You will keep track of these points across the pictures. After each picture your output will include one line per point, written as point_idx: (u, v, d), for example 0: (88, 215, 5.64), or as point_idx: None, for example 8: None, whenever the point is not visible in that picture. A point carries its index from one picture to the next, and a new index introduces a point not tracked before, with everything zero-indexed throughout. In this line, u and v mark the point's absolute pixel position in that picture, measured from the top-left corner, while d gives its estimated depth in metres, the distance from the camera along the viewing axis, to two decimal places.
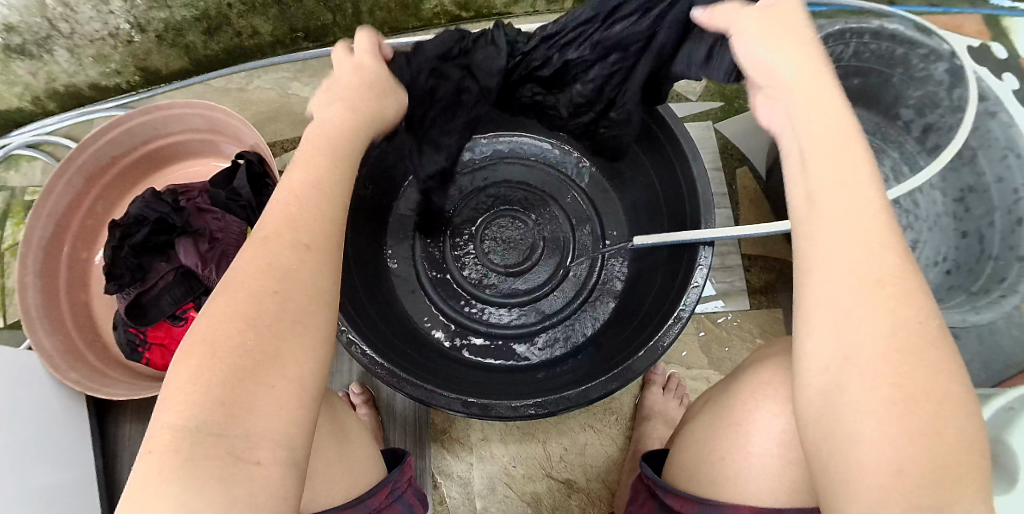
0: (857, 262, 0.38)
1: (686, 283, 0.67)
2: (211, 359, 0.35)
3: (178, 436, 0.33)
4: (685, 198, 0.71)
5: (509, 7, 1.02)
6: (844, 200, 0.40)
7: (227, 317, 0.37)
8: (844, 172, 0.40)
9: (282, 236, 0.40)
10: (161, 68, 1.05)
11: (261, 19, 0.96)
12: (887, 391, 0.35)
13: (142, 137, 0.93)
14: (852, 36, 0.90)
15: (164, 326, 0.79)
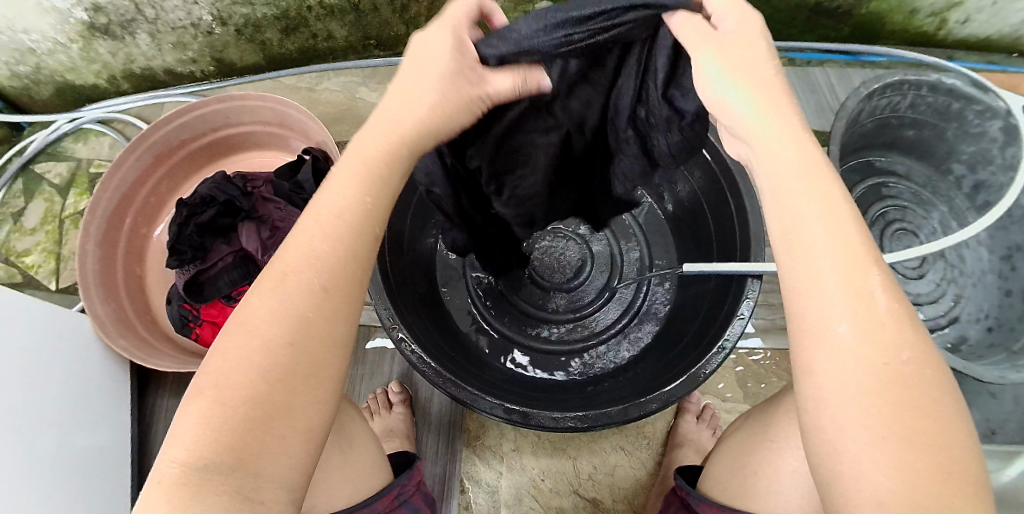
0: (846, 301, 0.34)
1: (732, 312, 0.68)
2: (218, 403, 0.36)
3: (187, 471, 0.35)
4: (736, 231, 0.72)
5: None
6: (831, 246, 0.35)
7: (235, 366, 0.37)
8: (825, 203, 0.36)
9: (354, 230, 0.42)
10: (236, 61, 1.10)
11: (337, 24, 1.01)
12: (874, 416, 0.33)
13: (213, 124, 0.97)
14: (911, 88, 0.86)
15: (217, 305, 0.80)
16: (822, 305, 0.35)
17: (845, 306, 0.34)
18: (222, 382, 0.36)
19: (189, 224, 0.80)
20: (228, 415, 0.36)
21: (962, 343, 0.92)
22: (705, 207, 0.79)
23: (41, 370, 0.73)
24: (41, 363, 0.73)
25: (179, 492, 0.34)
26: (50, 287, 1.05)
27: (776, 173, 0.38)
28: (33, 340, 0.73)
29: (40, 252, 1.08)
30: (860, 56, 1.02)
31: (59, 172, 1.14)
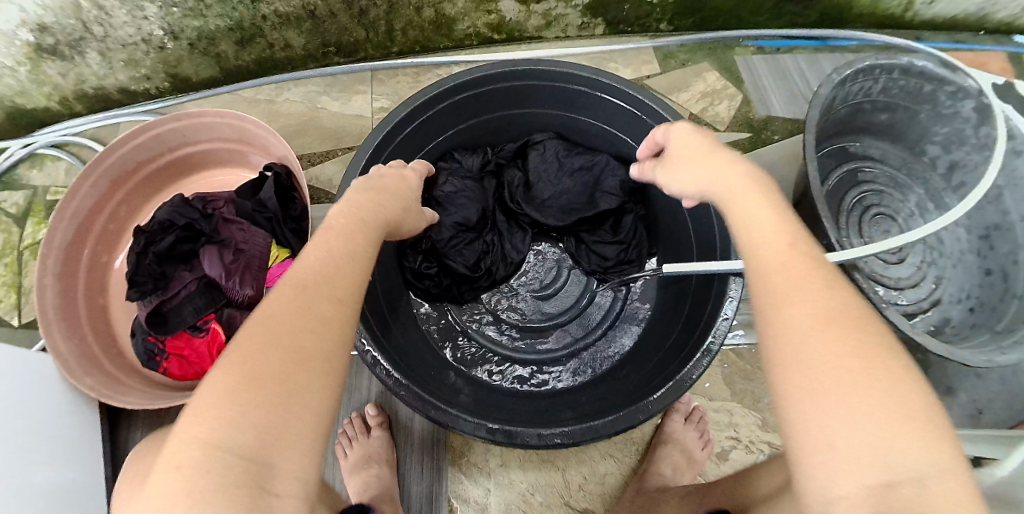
0: (804, 307, 0.37)
1: (715, 314, 0.66)
2: (255, 386, 0.35)
3: (209, 456, 0.32)
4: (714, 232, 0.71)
5: (540, 31, 1.01)
6: (775, 265, 0.41)
7: (271, 352, 0.36)
8: (768, 237, 0.43)
9: (303, 280, 0.41)
10: (191, 76, 1.06)
11: (295, 32, 0.97)
12: (840, 384, 0.34)
13: (170, 144, 0.93)
14: (882, 73, 0.84)
15: (183, 337, 0.74)
16: (788, 310, 0.38)
17: (803, 315, 0.37)
18: (248, 366, 0.35)
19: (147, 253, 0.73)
20: (241, 395, 0.34)
21: (944, 325, 0.91)
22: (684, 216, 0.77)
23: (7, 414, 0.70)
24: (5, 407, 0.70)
25: (179, 477, 0.32)
26: (12, 323, 1.01)
27: (710, 181, 0.52)
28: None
29: None
30: (829, 41, 1.01)
31: (14, 201, 1.08)
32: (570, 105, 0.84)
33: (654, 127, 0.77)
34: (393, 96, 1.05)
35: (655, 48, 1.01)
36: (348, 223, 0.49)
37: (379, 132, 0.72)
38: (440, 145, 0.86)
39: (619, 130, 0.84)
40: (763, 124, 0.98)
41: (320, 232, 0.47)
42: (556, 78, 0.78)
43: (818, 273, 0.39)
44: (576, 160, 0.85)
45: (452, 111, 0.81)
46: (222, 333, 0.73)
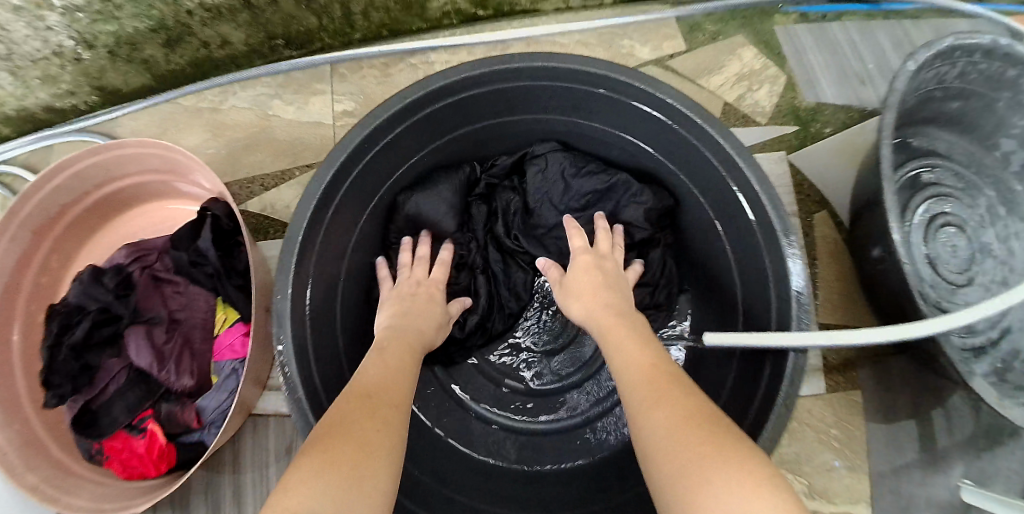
0: (656, 417, 0.42)
1: (774, 394, 0.53)
2: (329, 463, 0.37)
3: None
4: (769, 275, 0.58)
5: (535, 2, 0.80)
6: (637, 394, 0.46)
7: (343, 438, 0.40)
8: (631, 364, 0.50)
9: (371, 382, 0.49)
10: (121, 87, 0.88)
11: (230, 26, 0.78)
12: (694, 466, 0.37)
13: (94, 181, 0.78)
14: (962, 55, 0.68)
15: (120, 439, 0.61)
16: (644, 426, 0.43)
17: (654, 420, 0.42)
18: (322, 456, 0.38)
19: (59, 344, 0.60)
20: (317, 474, 0.36)
21: (1014, 360, 0.75)
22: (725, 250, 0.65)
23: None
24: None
25: None
26: None
27: (605, 319, 0.58)
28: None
29: None
30: (882, 5, 0.81)
31: None
32: (578, 110, 0.67)
33: (687, 139, 0.61)
34: (357, 95, 0.85)
35: (678, 20, 0.81)
36: (400, 340, 0.57)
37: (338, 157, 0.57)
38: (416, 168, 0.70)
39: (637, 139, 0.68)
40: (812, 113, 0.77)
41: (372, 355, 0.54)
42: (562, 76, 0.60)
43: (665, 388, 0.45)
44: (583, 182, 0.72)
45: (429, 125, 0.64)
46: (161, 432, 0.61)
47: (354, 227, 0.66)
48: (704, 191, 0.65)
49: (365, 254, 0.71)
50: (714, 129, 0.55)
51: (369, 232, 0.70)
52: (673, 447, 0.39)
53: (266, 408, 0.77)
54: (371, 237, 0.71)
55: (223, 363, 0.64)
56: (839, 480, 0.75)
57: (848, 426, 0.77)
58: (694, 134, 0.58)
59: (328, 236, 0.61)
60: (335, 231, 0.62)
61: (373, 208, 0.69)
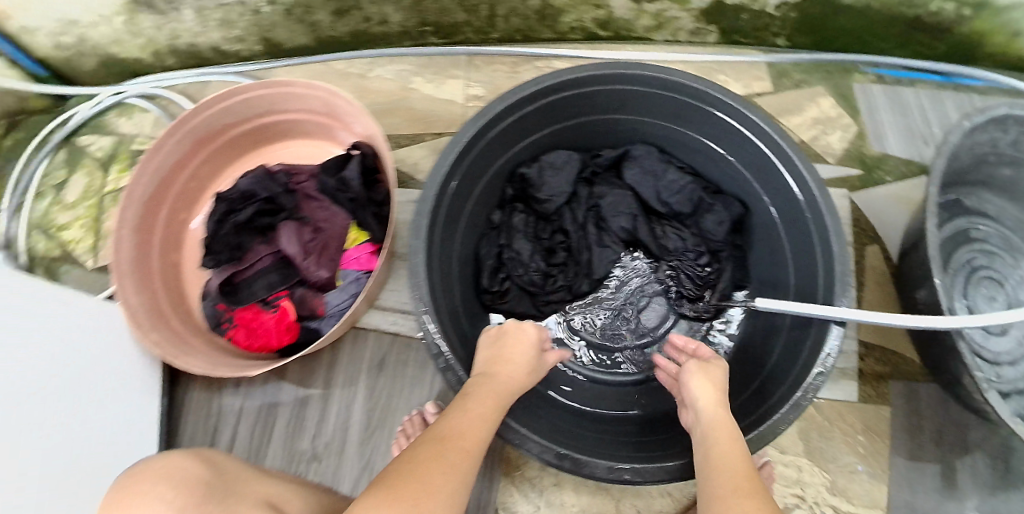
0: (727, 502, 0.46)
1: (808, 365, 0.63)
2: (391, 501, 0.43)
3: None
4: (817, 275, 0.68)
5: (650, 33, 0.91)
6: (710, 481, 0.49)
7: (415, 482, 0.45)
8: (714, 448, 0.53)
9: (450, 429, 0.53)
10: (284, 43, 0.97)
11: (393, 7, 0.87)
12: None
13: (257, 110, 0.90)
14: (1016, 125, 0.74)
15: (253, 310, 0.75)
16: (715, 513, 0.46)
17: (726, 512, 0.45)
18: (391, 494, 0.44)
19: (228, 222, 0.76)
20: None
21: None
22: (786, 247, 0.74)
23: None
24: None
25: None
26: (87, 264, 1.02)
27: (707, 406, 0.58)
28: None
29: (78, 228, 1.03)
30: (954, 78, 0.88)
31: (102, 145, 1.08)
32: (678, 116, 0.76)
33: (769, 155, 0.70)
34: (488, 85, 0.92)
35: (769, 65, 0.93)
36: (485, 386, 0.59)
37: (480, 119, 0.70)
38: (533, 143, 0.79)
39: (718, 145, 0.77)
40: (877, 162, 0.88)
41: (460, 399, 0.57)
42: (666, 81, 0.71)
43: (751, 488, 0.47)
44: (671, 177, 0.78)
45: (555, 108, 0.75)
46: (291, 309, 0.74)
47: (480, 180, 0.76)
48: (771, 192, 0.75)
49: (480, 208, 0.78)
50: (789, 147, 0.66)
51: (488, 188, 0.78)
52: None
53: (371, 323, 0.84)
54: (488, 194, 0.78)
55: (349, 272, 0.76)
56: (862, 484, 0.80)
57: (878, 439, 0.81)
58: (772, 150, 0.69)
59: (464, 178, 0.72)
60: (473, 175, 0.73)
61: (495, 171, 0.77)
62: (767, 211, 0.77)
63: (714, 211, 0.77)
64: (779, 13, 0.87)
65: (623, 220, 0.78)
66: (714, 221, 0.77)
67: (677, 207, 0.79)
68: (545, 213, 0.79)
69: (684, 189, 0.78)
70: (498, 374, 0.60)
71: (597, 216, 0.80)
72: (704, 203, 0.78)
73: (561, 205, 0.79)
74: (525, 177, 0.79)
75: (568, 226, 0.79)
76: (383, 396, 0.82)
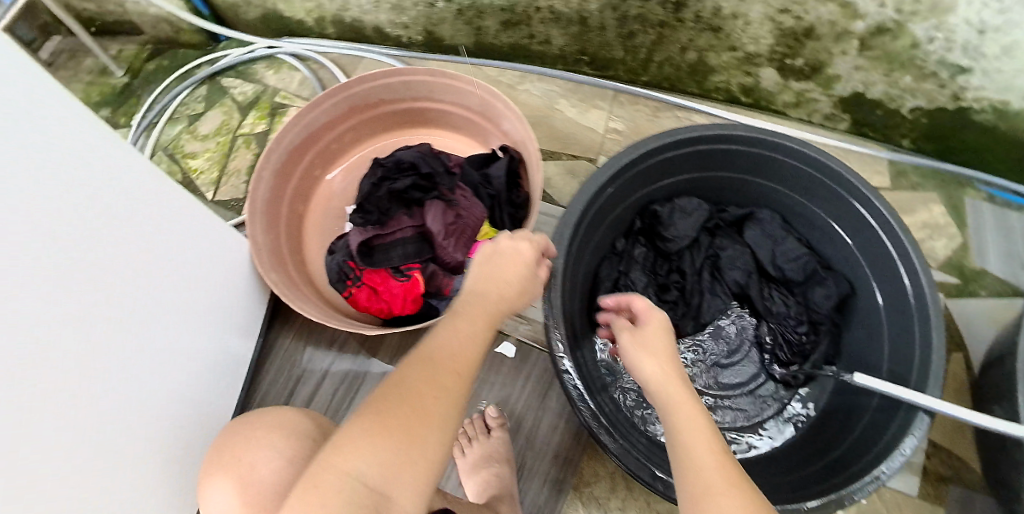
0: (707, 481, 0.43)
1: (895, 445, 0.66)
2: (379, 431, 0.43)
3: (343, 481, 0.41)
4: (913, 368, 0.71)
5: (787, 108, 1.01)
6: (684, 443, 0.47)
7: (398, 410, 0.44)
8: (675, 407, 0.50)
9: (442, 352, 0.49)
10: (445, 38, 1.08)
11: (559, 32, 0.99)
12: None
13: (416, 94, 0.98)
14: None
15: (382, 274, 0.80)
16: (692, 482, 0.44)
17: (707, 486, 0.43)
18: (378, 420, 0.44)
19: (382, 187, 0.81)
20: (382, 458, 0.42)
21: None
22: (885, 338, 0.77)
23: (107, 266, 0.60)
24: (85, 247, 0.57)
25: (313, 493, 0.41)
26: (205, 197, 1.05)
27: (661, 354, 0.55)
28: (59, 231, 0.53)
29: (206, 159, 1.08)
30: None
31: (244, 90, 1.13)
32: (810, 191, 0.81)
33: (892, 251, 0.74)
34: (627, 121, 1.03)
35: (890, 162, 0.99)
36: (480, 308, 0.55)
37: (634, 153, 0.76)
38: (670, 184, 0.85)
39: (843, 228, 0.81)
40: (975, 275, 0.92)
41: (450, 321, 0.53)
42: (807, 158, 0.76)
43: (736, 476, 0.44)
44: (791, 246, 0.83)
45: (700, 157, 0.82)
46: (421, 283, 0.80)
47: (618, 206, 0.82)
48: (883, 285, 0.77)
49: (610, 232, 0.84)
50: (910, 244, 0.70)
51: (621, 216, 0.84)
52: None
53: None
54: (620, 222, 0.84)
55: None
56: None
57: None
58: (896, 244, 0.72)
59: (606, 202, 0.78)
60: (613, 201, 0.80)
61: (632, 201, 0.84)
62: (873, 299, 0.79)
63: (823, 289, 0.81)
64: (909, 117, 0.93)
65: (738, 275, 0.83)
66: (826, 297, 0.80)
67: (791, 275, 0.83)
68: (666, 251, 0.85)
69: (803, 260, 0.82)
70: (490, 292, 0.55)
71: (711, 266, 0.85)
72: (816, 277, 0.82)
73: (683, 247, 0.84)
74: (656, 212, 0.85)
75: (683, 267, 0.84)
76: (471, 387, 0.86)
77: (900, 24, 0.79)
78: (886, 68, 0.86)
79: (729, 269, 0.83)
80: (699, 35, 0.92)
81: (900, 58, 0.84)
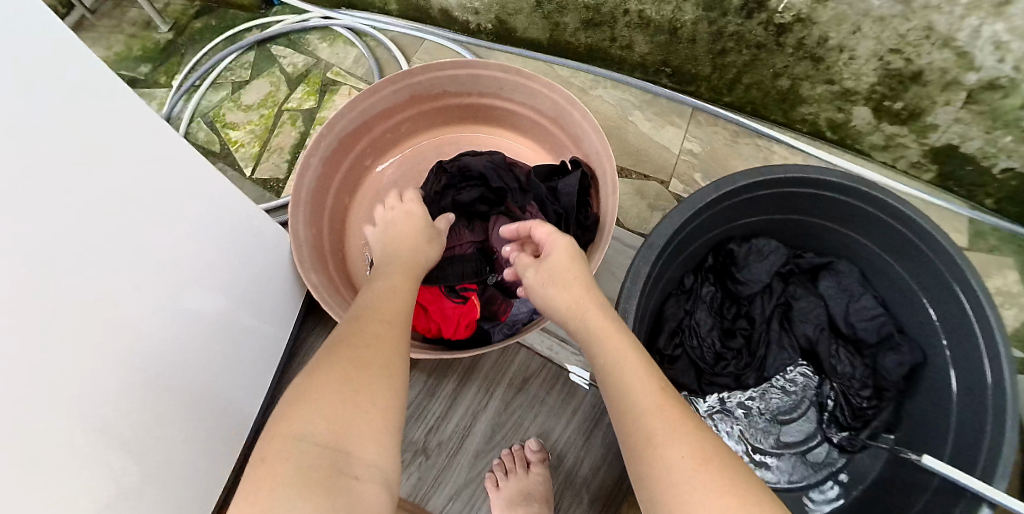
0: (637, 399, 0.45)
1: None
2: (328, 382, 0.41)
3: (293, 444, 0.37)
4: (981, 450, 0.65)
5: (873, 150, 0.96)
6: (613, 367, 0.48)
7: (344, 357, 0.43)
8: (598, 334, 0.52)
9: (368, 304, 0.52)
10: (517, 29, 1.02)
11: (644, 39, 0.93)
12: (692, 477, 0.39)
13: (483, 89, 0.92)
14: None
15: (436, 292, 0.76)
16: (624, 406, 0.45)
17: (636, 401, 0.45)
18: (328, 370, 0.42)
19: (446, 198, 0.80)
20: (331, 412, 0.39)
21: None
22: (952, 418, 0.72)
23: (85, 228, 0.51)
24: (62, 214, 0.49)
25: (266, 467, 0.36)
26: (244, 173, 0.99)
27: (571, 279, 0.59)
28: (16, 184, 0.44)
29: (247, 132, 1.02)
30: None
31: (294, 61, 1.06)
32: (898, 251, 0.76)
33: (973, 327, 0.68)
34: (705, 143, 0.98)
35: (970, 221, 0.95)
36: (400, 274, 0.59)
37: (717, 190, 0.70)
38: (751, 225, 0.81)
39: (927, 298, 0.75)
40: None
41: (376, 286, 0.56)
42: (900, 217, 0.71)
43: (665, 398, 0.45)
44: (868, 304, 0.80)
45: (789, 201, 0.78)
46: (478, 307, 0.77)
47: (696, 243, 0.78)
48: (959, 363, 0.72)
49: (682, 269, 0.81)
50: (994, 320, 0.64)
51: (695, 253, 0.81)
52: (666, 430, 0.42)
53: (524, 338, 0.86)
54: (694, 259, 0.81)
55: None
56: None
57: None
58: (978, 320, 0.67)
59: (684, 241, 0.74)
60: (693, 238, 0.76)
61: (711, 238, 0.80)
62: (943, 375, 0.74)
63: (896, 355, 0.78)
64: (1000, 178, 0.88)
65: (808, 326, 0.80)
66: (896, 363, 0.77)
67: (863, 334, 0.80)
68: (737, 294, 0.82)
69: (879, 322, 0.79)
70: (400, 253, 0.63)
71: (781, 316, 0.82)
72: (891, 341, 0.79)
73: (756, 291, 0.82)
74: (732, 252, 0.82)
75: (752, 312, 0.82)
76: (511, 418, 0.83)
77: (1016, 82, 0.73)
78: (987, 125, 0.81)
79: (799, 320, 0.81)
80: (796, 63, 0.86)
81: (1005, 117, 0.79)
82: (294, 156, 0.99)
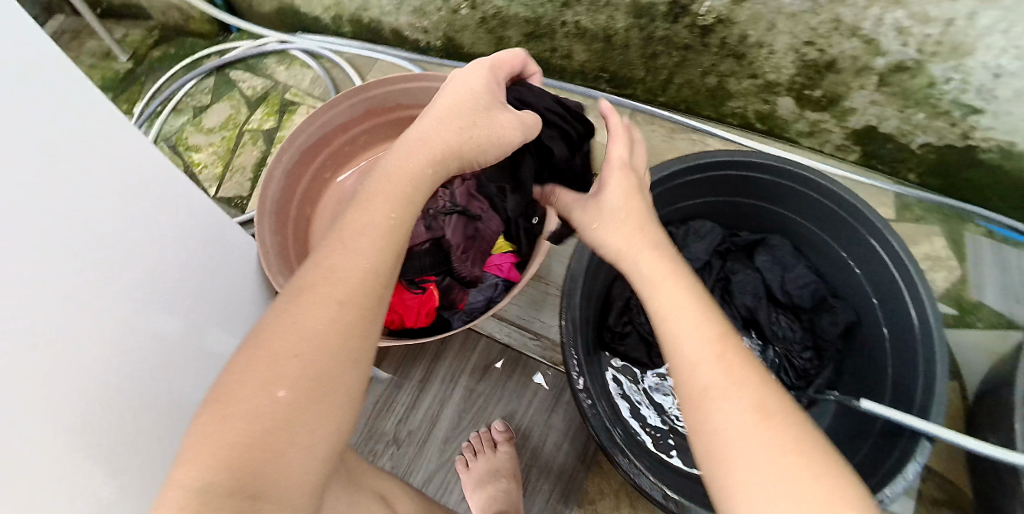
0: (715, 364, 0.42)
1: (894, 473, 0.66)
2: (242, 413, 0.39)
3: (203, 486, 0.36)
4: (916, 395, 0.69)
5: (799, 136, 1.03)
6: (687, 323, 0.45)
7: (269, 372, 0.40)
8: (671, 284, 0.47)
9: (314, 284, 0.44)
10: (465, 46, 1.08)
11: (582, 47, 1.00)
12: (771, 450, 0.38)
13: (433, 100, 0.97)
14: None
15: (397, 286, 0.80)
16: (694, 362, 0.43)
17: (709, 361, 0.42)
18: (251, 389, 0.39)
19: None
20: (243, 442, 0.38)
21: None
22: (889, 364, 0.77)
23: (79, 243, 0.48)
24: (60, 224, 0.46)
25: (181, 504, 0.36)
26: (209, 191, 1.02)
27: (629, 220, 0.53)
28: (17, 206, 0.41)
29: (210, 154, 1.06)
30: None
31: (253, 85, 1.11)
32: (822, 221, 0.82)
33: (897, 282, 0.74)
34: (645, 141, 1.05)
35: (896, 196, 1.02)
36: (371, 216, 0.48)
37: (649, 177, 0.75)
38: (687, 208, 0.87)
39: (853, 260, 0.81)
40: (972, 307, 0.95)
41: (335, 238, 0.47)
42: (818, 188, 0.77)
43: (736, 358, 0.42)
44: (802, 272, 0.85)
45: (719, 183, 0.83)
46: (437, 297, 0.82)
47: None
48: (888, 315, 0.77)
49: None
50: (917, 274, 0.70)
51: None
52: (746, 400, 0.40)
53: (484, 328, 0.89)
54: None
55: (489, 276, 0.84)
56: None
57: None
58: (901, 274, 0.72)
59: None
60: None
61: None
62: (876, 331, 0.80)
63: (831, 316, 0.83)
64: (919, 153, 0.94)
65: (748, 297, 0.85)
66: (833, 324, 0.83)
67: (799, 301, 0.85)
68: None
69: (814, 288, 0.84)
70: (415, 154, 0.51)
71: (721, 290, 0.87)
72: (826, 305, 0.84)
73: (697, 268, 0.86)
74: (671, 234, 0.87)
75: None
76: (477, 402, 0.86)
77: (919, 63, 0.79)
78: (901, 105, 0.87)
79: (740, 293, 0.85)
80: (721, 61, 0.93)
81: (915, 96, 0.84)
82: (256, 174, 1.03)
